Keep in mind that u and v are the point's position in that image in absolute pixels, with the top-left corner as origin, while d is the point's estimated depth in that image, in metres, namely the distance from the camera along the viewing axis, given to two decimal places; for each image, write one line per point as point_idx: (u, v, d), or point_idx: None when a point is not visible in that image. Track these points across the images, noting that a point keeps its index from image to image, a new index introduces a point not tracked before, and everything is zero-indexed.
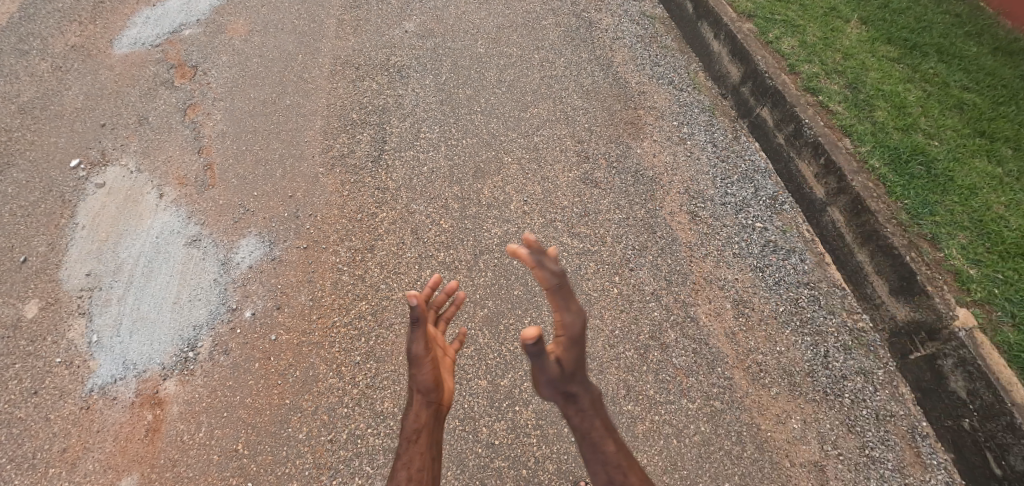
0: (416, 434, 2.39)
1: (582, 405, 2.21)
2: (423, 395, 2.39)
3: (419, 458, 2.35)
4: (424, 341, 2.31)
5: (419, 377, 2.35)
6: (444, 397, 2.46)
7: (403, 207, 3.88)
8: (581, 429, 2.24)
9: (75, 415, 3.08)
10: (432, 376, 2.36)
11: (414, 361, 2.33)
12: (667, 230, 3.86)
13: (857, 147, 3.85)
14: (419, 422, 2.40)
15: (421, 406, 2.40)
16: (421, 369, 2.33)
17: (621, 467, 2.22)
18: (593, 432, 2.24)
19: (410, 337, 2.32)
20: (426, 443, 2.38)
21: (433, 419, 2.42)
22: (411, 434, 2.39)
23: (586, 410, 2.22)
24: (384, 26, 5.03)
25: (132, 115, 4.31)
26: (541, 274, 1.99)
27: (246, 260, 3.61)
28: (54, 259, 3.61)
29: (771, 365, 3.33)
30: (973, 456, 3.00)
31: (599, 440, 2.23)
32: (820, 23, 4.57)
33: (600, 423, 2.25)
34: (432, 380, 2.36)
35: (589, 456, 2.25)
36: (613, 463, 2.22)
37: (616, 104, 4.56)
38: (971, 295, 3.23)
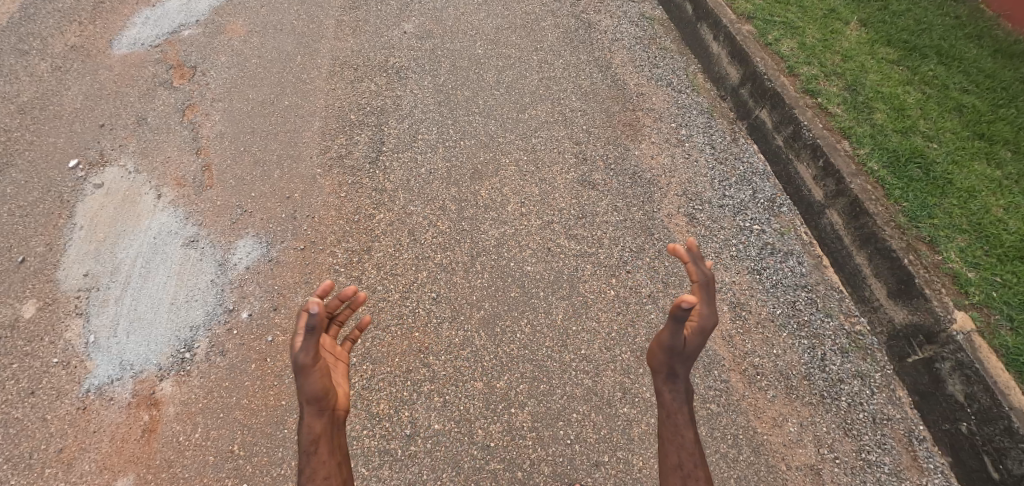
0: (314, 446, 2.19)
1: (677, 385, 2.36)
2: (313, 402, 2.17)
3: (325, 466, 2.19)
4: (313, 350, 2.09)
5: (306, 386, 2.13)
6: (339, 402, 2.25)
7: (400, 208, 3.89)
8: (668, 403, 2.38)
9: (71, 416, 3.08)
10: (322, 385, 2.15)
11: (298, 370, 2.10)
12: (665, 232, 3.86)
13: (855, 149, 3.84)
14: (314, 433, 2.19)
15: (312, 416, 2.18)
16: (308, 378, 2.12)
17: (685, 466, 2.31)
18: (676, 413, 2.37)
19: (297, 346, 2.09)
20: (327, 451, 2.20)
21: (331, 421, 2.22)
22: (307, 446, 2.19)
23: (678, 388, 2.37)
24: (383, 27, 5.04)
25: (131, 115, 4.31)
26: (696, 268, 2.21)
27: (244, 261, 3.62)
28: (52, 260, 3.62)
29: (767, 368, 3.33)
30: (970, 460, 2.99)
31: (682, 423, 2.35)
32: (819, 25, 4.57)
33: (684, 413, 2.36)
34: (322, 389, 2.15)
35: (667, 437, 2.37)
36: (686, 460, 2.31)
37: (614, 106, 4.56)
38: (969, 299, 3.22)
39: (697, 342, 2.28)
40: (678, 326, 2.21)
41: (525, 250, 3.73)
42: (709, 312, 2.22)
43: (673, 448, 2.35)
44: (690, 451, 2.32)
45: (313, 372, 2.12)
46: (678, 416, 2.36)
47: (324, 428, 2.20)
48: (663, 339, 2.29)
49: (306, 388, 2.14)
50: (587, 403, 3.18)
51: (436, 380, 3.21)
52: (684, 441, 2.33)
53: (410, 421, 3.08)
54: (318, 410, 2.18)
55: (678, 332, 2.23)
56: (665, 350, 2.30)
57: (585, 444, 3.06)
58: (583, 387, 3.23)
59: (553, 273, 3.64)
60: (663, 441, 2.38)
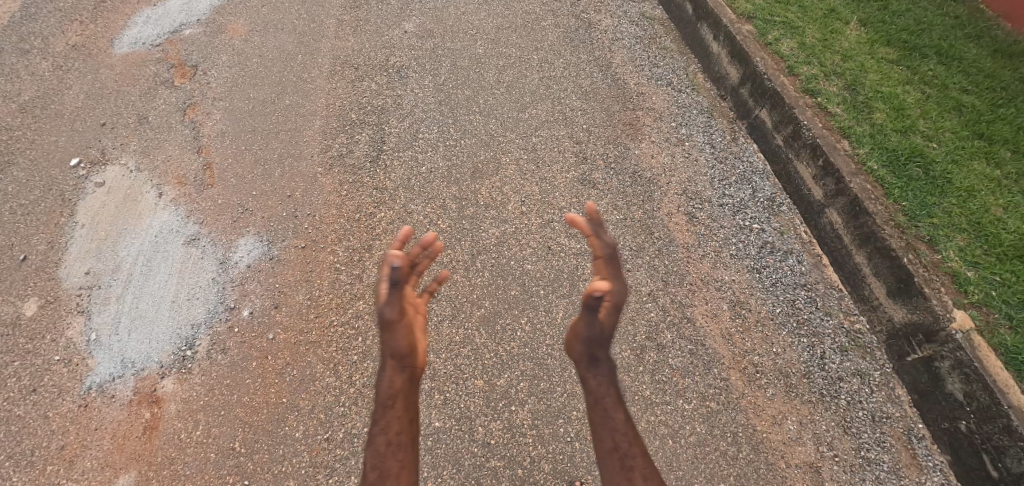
0: (391, 401, 2.28)
1: (602, 368, 2.36)
2: (397, 358, 2.32)
3: (397, 423, 2.25)
4: (398, 305, 2.29)
5: (391, 342, 2.31)
6: (419, 360, 2.41)
7: (401, 207, 3.90)
8: (593, 391, 2.35)
9: (73, 413, 3.09)
10: (406, 342, 2.33)
11: (387, 325, 2.29)
12: (665, 231, 3.86)
13: (855, 149, 3.85)
14: (393, 389, 2.30)
15: (393, 372, 2.32)
16: (393, 333, 2.31)
17: (621, 447, 2.24)
18: (604, 399, 2.33)
19: (382, 299, 2.29)
20: (403, 407, 2.29)
21: (410, 380, 2.35)
22: (385, 400, 2.28)
23: (603, 372, 2.36)
24: (384, 26, 5.05)
25: (132, 114, 4.33)
26: (598, 241, 2.28)
27: (244, 259, 3.63)
28: (54, 258, 3.63)
29: (767, 366, 3.34)
30: (969, 458, 3.00)
31: (611, 406, 2.31)
32: (820, 25, 4.58)
33: (612, 395, 2.34)
34: (407, 346, 2.33)
35: (598, 424, 2.31)
36: (620, 439, 2.25)
37: (614, 106, 4.57)
38: (968, 298, 3.23)
39: (611, 322, 2.31)
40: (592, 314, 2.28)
41: (525, 249, 3.74)
42: (619, 289, 2.26)
43: (605, 434, 2.28)
44: (623, 432, 2.26)
45: (397, 327, 2.30)
46: (609, 400, 2.32)
47: (404, 385, 2.32)
48: (579, 330, 2.33)
49: (393, 343, 2.32)
50: None
51: (437, 378, 3.22)
52: (615, 424, 2.28)
53: None
54: (401, 367, 2.33)
55: (594, 319, 2.28)
56: (583, 340, 2.33)
57: (585, 442, 3.07)
58: None
59: (553, 272, 3.65)
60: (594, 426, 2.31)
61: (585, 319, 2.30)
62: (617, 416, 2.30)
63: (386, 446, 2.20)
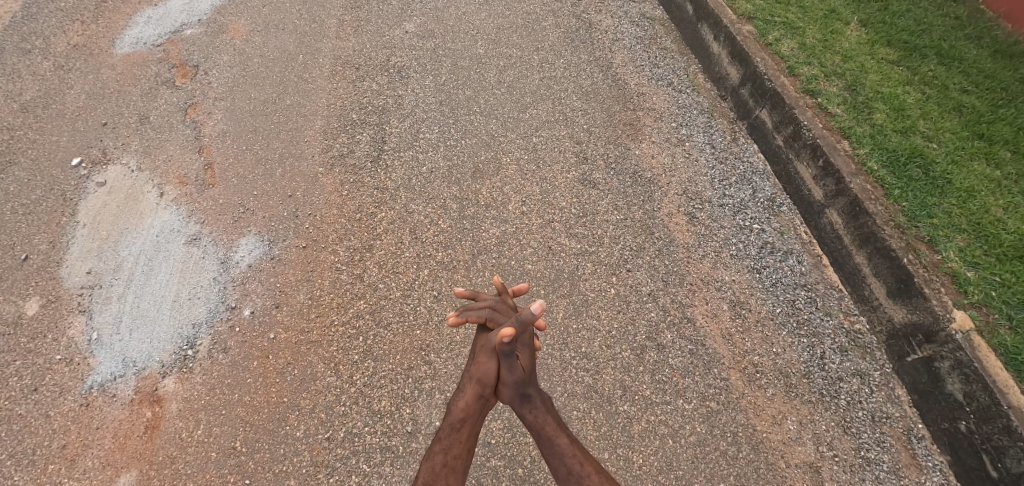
0: (460, 424, 1.81)
1: (536, 404, 1.82)
2: (479, 385, 1.78)
3: (459, 446, 1.80)
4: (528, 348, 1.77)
5: (482, 366, 1.77)
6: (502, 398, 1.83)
7: (401, 207, 3.90)
8: (535, 427, 1.82)
9: (74, 412, 3.10)
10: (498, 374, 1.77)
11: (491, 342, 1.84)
12: (665, 231, 3.87)
13: (855, 149, 3.86)
14: (465, 410, 1.81)
15: (471, 398, 1.80)
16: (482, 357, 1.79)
17: (574, 469, 1.77)
18: (545, 429, 1.82)
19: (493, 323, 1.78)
20: (467, 441, 1.81)
21: (482, 411, 1.83)
22: (454, 420, 1.82)
23: (539, 407, 1.82)
24: (384, 27, 5.05)
25: (133, 114, 4.33)
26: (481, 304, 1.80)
27: (245, 259, 3.63)
28: (55, 258, 3.64)
29: (767, 366, 3.35)
30: (968, 458, 3.01)
31: (553, 433, 1.81)
32: (820, 26, 4.58)
33: (552, 420, 1.83)
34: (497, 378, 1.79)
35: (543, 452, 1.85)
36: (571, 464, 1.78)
37: (615, 106, 4.58)
38: (968, 298, 3.24)
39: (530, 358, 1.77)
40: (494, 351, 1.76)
41: (525, 249, 3.75)
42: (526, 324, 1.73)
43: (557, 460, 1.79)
44: (570, 455, 1.79)
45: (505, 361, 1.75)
46: (550, 430, 1.81)
47: (478, 413, 1.83)
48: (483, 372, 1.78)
49: (481, 366, 1.77)
50: (587, 400, 3.20)
51: (438, 377, 3.23)
52: (561, 451, 1.79)
53: (411, 418, 3.10)
54: (479, 395, 1.80)
55: (514, 367, 1.73)
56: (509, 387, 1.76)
57: (585, 442, 3.08)
58: (583, 385, 3.24)
59: (553, 272, 3.66)
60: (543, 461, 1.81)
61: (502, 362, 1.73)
62: (562, 440, 1.81)
63: (442, 467, 1.78)
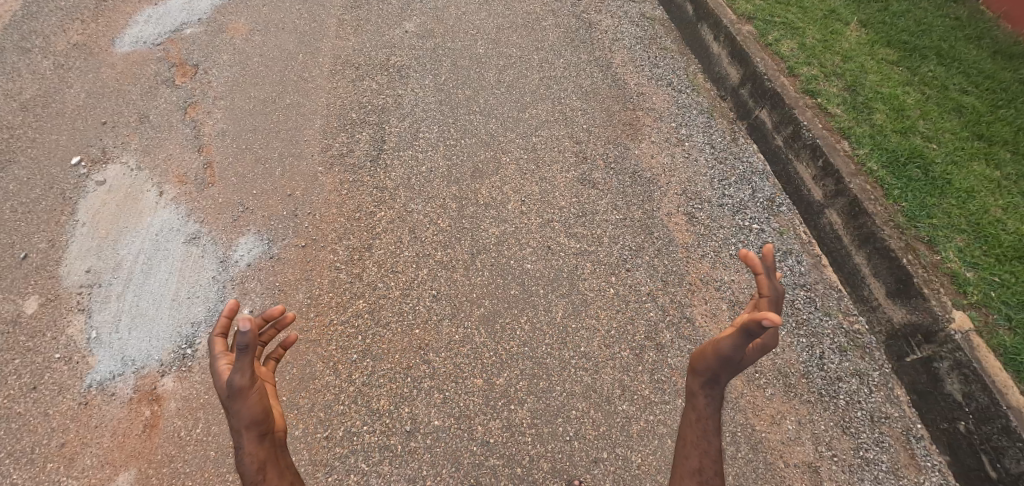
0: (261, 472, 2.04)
1: (716, 392, 2.13)
2: (252, 429, 2.03)
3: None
4: (248, 371, 1.99)
5: (242, 412, 2.00)
6: (274, 423, 2.13)
7: (401, 206, 3.90)
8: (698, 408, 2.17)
9: (73, 411, 3.10)
10: (260, 408, 2.04)
11: (233, 394, 1.98)
12: (664, 231, 3.87)
13: (855, 150, 3.86)
14: (257, 461, 2.04)
15: (254, 444, 2.04)
16: (246, 402, 2.00)
17: (705, 472, 2.16)
18: (707, 418, 2.16)
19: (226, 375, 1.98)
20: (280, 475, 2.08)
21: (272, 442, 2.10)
22: (252, 476, 2.03)
23: (716, 400, 2.14)
24: (384, 26, 5.06)
25: (133, 113, 4.33)
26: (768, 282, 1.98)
27: (245, 258, 3.63)
28: (54, 256, 3.64)
29: (766, 366, 3.35)
30: (968, 458, 3.01)
31: (708, 429, 2.16)
32: (820, 26, 4.58)
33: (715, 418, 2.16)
34: (263, 409, 2.04)
35: (690, 440, 2.21)
36: (708, 466, 2.16)
37: (615, 106, 4.58)
38: (967, 299, 3.23)
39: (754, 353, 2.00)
40: (746, 340, 1.95)
41: (525, 249, 3.75)
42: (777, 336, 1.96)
43: (696, 451, 2.19)
44: (712, 457, 2.17)
45: (248, 393, 2.00)
46: (707, 421, 2.16)
47: (267, 453, 2.07)
48: (719, 346, 2.03)
49: (241, 410, 2.00)
50: (586, 400, 3.20)
51: (436, 376, 3.23)
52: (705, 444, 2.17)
53: (410, 417, 3.10)
54: (258, 433, 2.04)
55: (740, 347, 1.98)
56: (717, 356, 2.04)
57: (584, 441, 3.08)
58: (582, 384, 3.24)
59: (552, 271, 3.66)
60: (686, 441, 2.22)
61: (735, 339, 1.98)
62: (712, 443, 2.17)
63: None
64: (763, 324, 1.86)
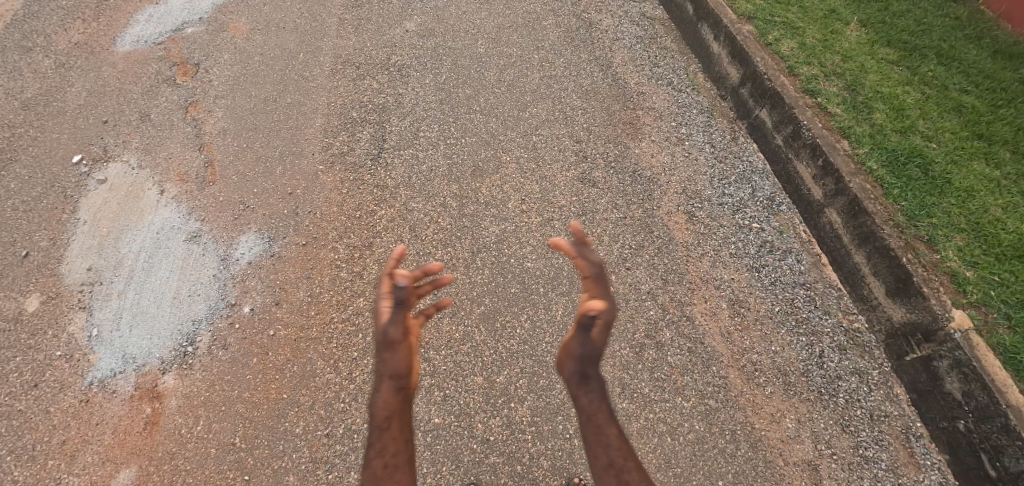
0: (387, 422, 2.18)
1: (593, 386, 2.25)
2: (392, 379, 2.23)
3: (393, 443, 2.15)
4: (402, 324, 2.26)
5: (390, 360, 2.25)
6: (413, 381, 2.31)
7: (401, 205, 3.91)
8: (586, 410, 2.23)
9: (74, 408, 3.11)
10: (405, 363, 2.26)
11: (387, 345, 2.24)
12: (664, 230, 3.88)
13: (855, 149, 3.86)
14: (387, 409, 2.19)
15: (391, 392, 2.22)
16: (394, 353, 2.24)
17: (616, 463, 2.13)
18: (596, 417, 2.21)
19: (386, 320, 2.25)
20: (399, 433, 2.18)
21: (406, 400, 2.26)
22: (381, 423, 2.18)
23: (594, 392, 2.24)
24: (385, 25, 5.06)
25: (134, 112, 4.34)
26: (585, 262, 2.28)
27: (245, 256, 3.64)
28: (55, 254, 3.65)
29: (766, 364, 3.35)
30: (967, 457, 3.01)
31: (603, 422, 2.20)
32: (820, 26, 4.59)
33: (603, 409, 2.23)
34: (406, 366, 2.26)
35: (592, 441, 2.19)
36: (615, 457, 2.14)
37: (615, 105, 4.58)
38: (966, 298, 3.24)
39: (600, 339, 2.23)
40: (585, 333, 2.22)
41: (525, 248, 3.75)
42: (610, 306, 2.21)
43: (601, 451, 2.16)
44: (617, 448, 2.15)
45: (398, 345, 2.25)
46: (600, 415, 2.21)
47: (401, 409, 2.23)
48: (571, 348, 2.24)
49: (393, 358, 2.24)
50: None
51: (437, 375, 3.24)
52: (608, 437, 2.17)
53: None
54: (399, 386, 2.23)
55: (587, 338, 2.22)
56: (574, 359, 2.24)
57: (583, 439, 3.09)
58: None
59: (552, 270, 3.66)
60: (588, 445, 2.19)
61: (579, 335, 2.23)
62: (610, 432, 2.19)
63: (381, 469, 2.10)
64: (591, 313, 2.17)
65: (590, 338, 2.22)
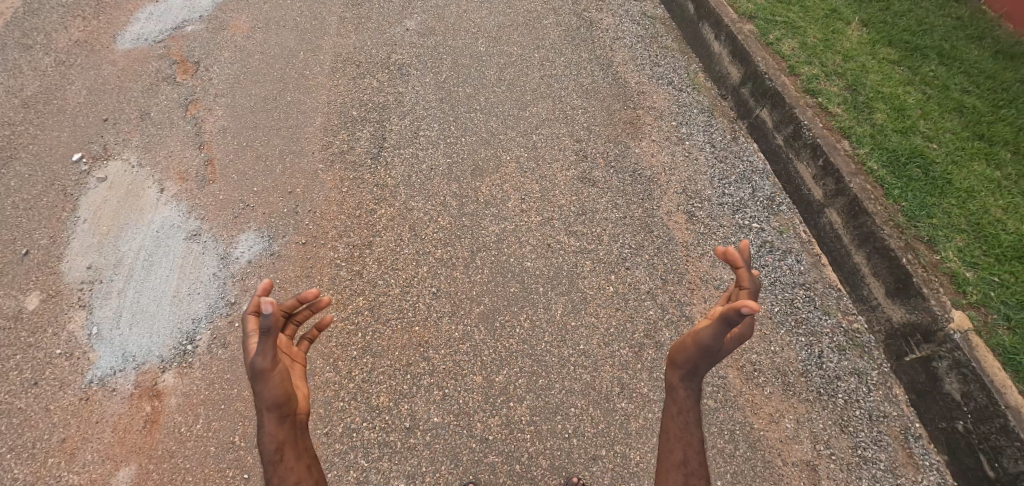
0: (278, 452, 2.16)
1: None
2: (273, 411, 2.15)
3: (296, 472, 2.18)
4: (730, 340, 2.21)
5: (264, 393, 2.13)
6: (300, 405, 2.26)
7: (401, 204, 3.91)
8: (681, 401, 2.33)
9: (74, 406, 3.11)
10: (280, 390, 2.15)
11: (257, 376, 2.10)
12: (664, 230, 3.88)
13: (855, 149, 3.86)
14: (277, 441, 2.17)
15: (276, 424, 2.17)
16: (268, 384, 2.12)
17: (689, 464, 2.26)
18: (688, 409, 2.32)
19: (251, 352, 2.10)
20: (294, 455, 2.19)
21: (291, 427, 2.21)
22: (271, 454, 2.16)
23: (693, 389, 2.32)
24: (385, 24, 5.06)
25: (134, 110, 4.34)
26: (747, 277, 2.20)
27: (245, 255, 3.64)
28: (56, 252, 3.65)
29: (765, 365, 3.35)
30: (966, 458, 3.02)
31: (692, 423, 2.31)
32: (821, 25, 4.58)
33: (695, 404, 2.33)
34: (283, 394, 2.15)
35: (674, 435, 2.32)
36: (691, 458, 2.26)
37: (615, 104, 4.58)
38: (966, 298, 3.24)
39: (730, 347, 2.22)
40: (726, 327, 2.16)
41: (525, 247, 3.76)
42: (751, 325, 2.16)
43: (679, 444, 2.30)
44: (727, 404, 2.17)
45: (273, 375, 2.12)
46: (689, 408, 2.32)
47: (288, 433, 2.20)
48: (701, 337, 2.21)
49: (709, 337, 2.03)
50: (586, 397, 3.21)
51: (436, 373, 3.24)
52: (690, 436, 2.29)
53: (409, 414, 3.11)
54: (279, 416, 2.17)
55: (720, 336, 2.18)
56: (698, 347, 2.24)
57: (582, 438, 3.09)
58: (581, 382, 3.25)
59: (552, 269, 3.66)
60: (669, 436, 2.32)
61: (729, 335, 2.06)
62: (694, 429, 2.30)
63: None
64: (742, 311, 2.03)
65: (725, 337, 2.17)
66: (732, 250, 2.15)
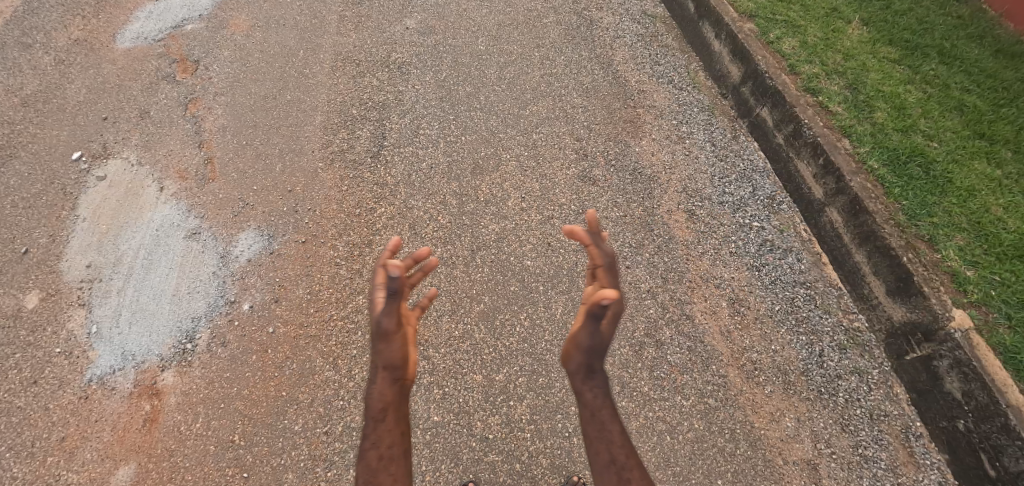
0: (381, 412, 2.30)
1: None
2: (386, 369, 2.33)
3: (387, 436, 2.27)
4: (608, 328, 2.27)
5: (385, 351, 2.32)
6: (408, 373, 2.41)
7: (401, 203, 3.90)
8: (593, 402, 2.35)
9: (74, 405, 3.11)
10: (400, 353, 2.33)
11: (382, 335, 2.29)
12: (664, 228, 3.87)
13: (856, 148, 3.85)
14: (382, 400, 2.31)
15: (386, 383, 2.33)
16: (389, 344, 2.31)
17: (618, 460, 2.25)
18: (602, 408, 2.34)
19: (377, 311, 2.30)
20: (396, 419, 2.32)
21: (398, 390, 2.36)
22: (376, 413, 2.30)
23: (598, 385, 2.36)
24: (385, 22, 5.05)
25: (134, 109, 4.34)
26: (598, 250, 2.35)
27: (245, 254, 3.64)
28: (55, 251, 3.65)
29: (766, 363, 3.35)
30: (967, 457, 3.01)
31: (607, 419, 2.32)
32: (821, 24, 4.57)
33: (607, 399, 2.35)
34: (400, 357, 2.33)
35: (594, 437, 2.32)
36: (618, 454, 2.26)
37: (615, 103, 4.57)
38: (967, 297, 3.23)
39: (610, 332, 2.28)
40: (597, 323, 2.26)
41: (525, 246, 3.75)
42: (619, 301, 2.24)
43: (603, 445, 2.29)
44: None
45: (394, 337, 2.30)
46: (605, 405, 2.34)
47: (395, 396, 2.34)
48: (580, 341, 2.31)
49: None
50: None
51: (436, 372, 3.24)
52: (613, 429, 2.31)
53: (409, 413, 3.10)
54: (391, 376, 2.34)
55: (596, 329, 2.27)
56: (583, 350, 2.32)
57: (583, 437, 3.08)
58: None
59: (552, 268, 3.66)
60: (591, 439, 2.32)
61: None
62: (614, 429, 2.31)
63: (376, 460, 2.22)
64: (603, 302, 2.20)
65: (601, 330, 2.27)
66: (577, 228, 2.34)
